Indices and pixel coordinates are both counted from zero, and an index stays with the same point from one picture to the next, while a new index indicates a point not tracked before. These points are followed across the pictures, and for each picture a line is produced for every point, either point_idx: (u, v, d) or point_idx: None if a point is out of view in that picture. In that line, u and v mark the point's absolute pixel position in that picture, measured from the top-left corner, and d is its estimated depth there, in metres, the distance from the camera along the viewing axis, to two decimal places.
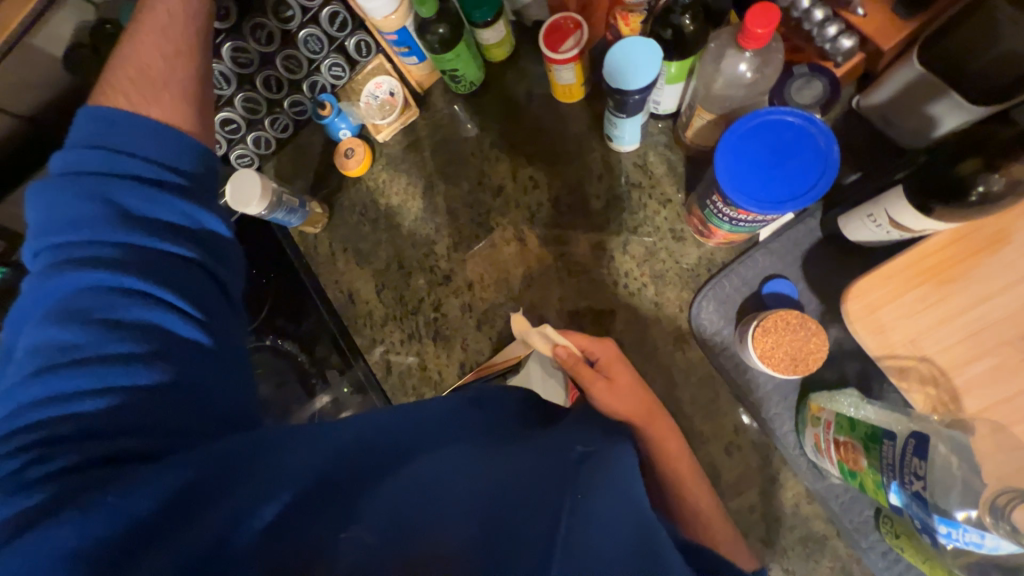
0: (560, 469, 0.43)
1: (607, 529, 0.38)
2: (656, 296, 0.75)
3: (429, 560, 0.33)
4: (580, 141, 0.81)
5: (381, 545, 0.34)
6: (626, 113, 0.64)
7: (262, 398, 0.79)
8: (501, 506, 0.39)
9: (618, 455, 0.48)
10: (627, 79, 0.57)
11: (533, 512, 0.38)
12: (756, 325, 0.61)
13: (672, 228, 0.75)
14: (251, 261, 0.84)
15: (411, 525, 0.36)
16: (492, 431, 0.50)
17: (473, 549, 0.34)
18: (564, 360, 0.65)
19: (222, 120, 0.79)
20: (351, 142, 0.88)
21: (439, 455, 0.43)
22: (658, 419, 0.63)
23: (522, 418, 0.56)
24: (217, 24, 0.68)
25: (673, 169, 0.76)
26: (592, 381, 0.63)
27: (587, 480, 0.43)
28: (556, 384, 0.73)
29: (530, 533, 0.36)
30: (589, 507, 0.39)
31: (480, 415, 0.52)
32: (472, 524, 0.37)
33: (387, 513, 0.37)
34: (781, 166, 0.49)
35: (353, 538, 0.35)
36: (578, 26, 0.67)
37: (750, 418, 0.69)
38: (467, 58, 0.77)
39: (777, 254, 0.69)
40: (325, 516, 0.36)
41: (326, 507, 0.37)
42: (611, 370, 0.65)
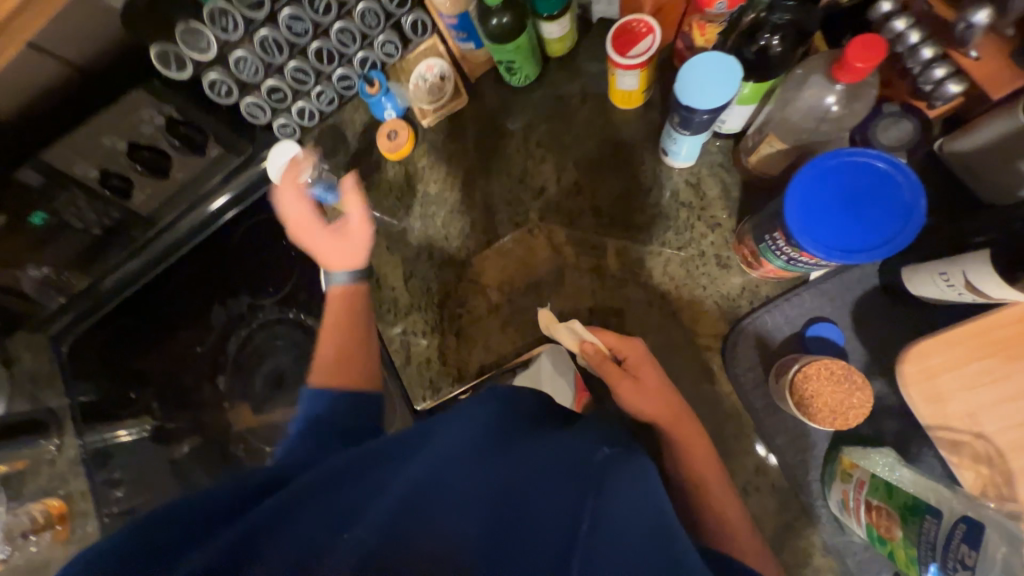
0: (568, 487, 0.45)
1: (624, 521, 0.41)
2: (692, 322, 0.72)
3: (432, 553, 0.35)
4: (632, 149, 0.77)
5: (381, 542, 0.35)
6: (690, 131, 0.61)
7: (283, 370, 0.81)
8: (504, 509, 0.41)
9: (625, 469, 0.49)
10: (698, 98, 0.54)
11: (549, 532, 0.39)
12: (797, 369, 0.58)
13: (719, 253, 0.72)
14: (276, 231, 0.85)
15: (416, 521, 0.38)
16: (495, 431, 0.52)
17: (472, 547, 0.37)
18: (590, 355, 0.66)
19: (268, 88, 0.78)
20: (395, 125, 0.86)
21: (440, 454, 0.46)
22: (683, 441, 0.62)
23: (532, 422, 0.57)
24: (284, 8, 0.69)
25: (727, 192, 0.72)
26: (619, 380, 0.64)
27: (601, 495, 0.44)
28: (565, 385, 0.76)
29: (541, 556, 0.37)
30: (606, 508, 0.43)
31: (482, 422, 0.53)
32: (472, 524, 0.39)
33: (390, 512, 0.38)
34: (856, 214, 0.46)
35: (355, 536, 0.36)
36: (651, 30, 0.63)
37: (767, 450, 0.67)
38: (526, 52, 0.74)
39: (826, 295, 0.65)
40: (323, 512, 0.38)
41: (342, 489, 0.41)
42: (639, 370, 0.65)
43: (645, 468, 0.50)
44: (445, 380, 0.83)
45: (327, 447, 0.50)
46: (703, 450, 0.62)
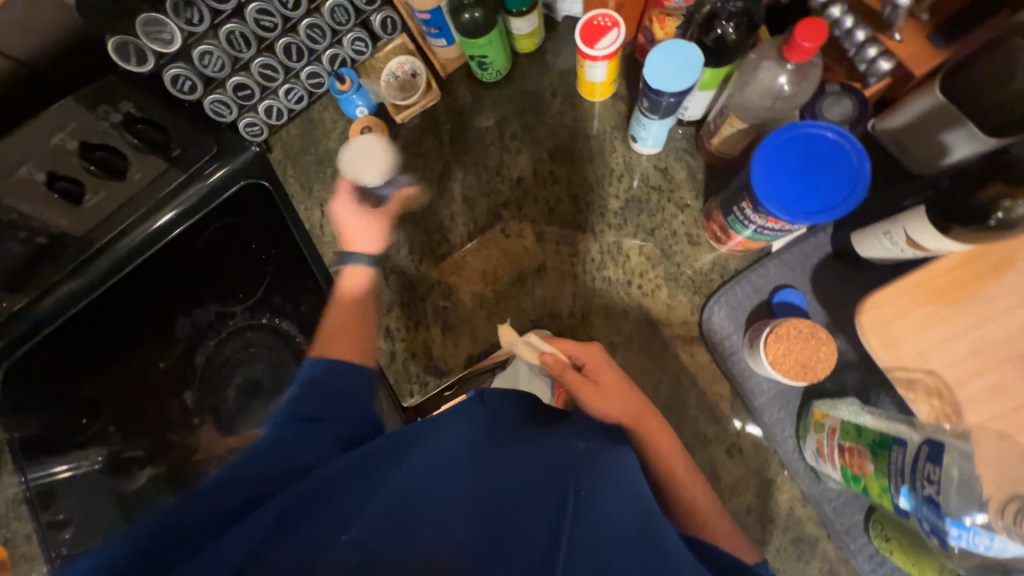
0: (552, 484, 0.47)
1: (605, 517, 0.44)
2: (669, 298, 0.76)
3: (427, 560, 0.40)
4: (603, 139, 0.81)
5: (379, 546, 0.41)
6: (658, 114, 0.65)
7: None
8: (490, 508, 0.46)
9: (606, 459, 0.50)
10: (664, 80, 0.58)
11: (528, 533, 0.43)
12: (769, 331, 0.63)
13: (689, 232, 0.76)
14: (253, 234, 0.90)
15: (405, 533, 0.43)
16: (495, 425, 0.55)
17: (466, 553, 0.41)
18: (551, 366, 0.64)
19: (234, 85, 0.78)
20: (367, 121, 0.85)
21: (432, 457, 0.49)
22: (658, 429, 0.61)
23: (522, 416, 0.58)
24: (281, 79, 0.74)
25: (692, 175, 0.77)
26: (580, 387, 0.62)
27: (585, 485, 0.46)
28: (542, 385, 0.77)
29: (524, 558, 0.41)
30: (590, 500, 0.45)
31: (484, 411, 0.56)
32: (467, 529, 0.44)
33: (383, 518, 0.43)
34: (811, 179, 0.51)
35: (352, 541, 0.41)
36: (616, 24, 0.66)
37: (741, 422, 0.71)
38: (497, 47, 0.76)
39: (788, 264, 0.71)
40: (314, 526, 0.43)
41: (340, 490, 0.46)
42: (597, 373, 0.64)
43: (625, 457, 0.51)
44: (430, 374, 0.82)
45: (307, 432, 0.51)
46: (670, 439, 0.61)
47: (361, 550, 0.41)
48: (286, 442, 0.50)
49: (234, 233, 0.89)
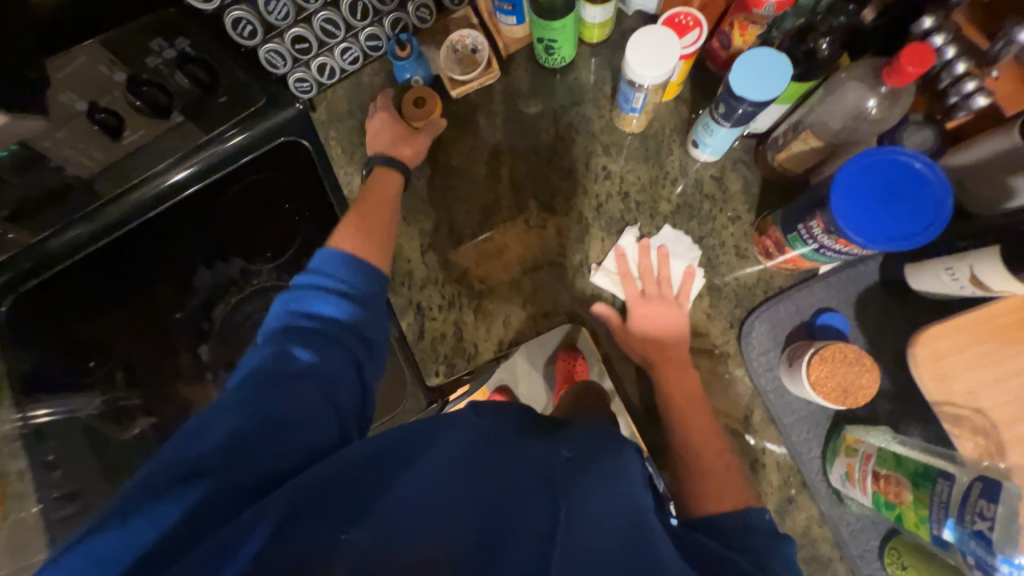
0: (541, 492, 0.44)
1: (602, 512, 0.42)
2: (710, 308, 0.75)
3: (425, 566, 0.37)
4: (661, 139, 0.80)
5: (377, 546, 0.39)
6: (730, 123, 0.64)
7: None
8: (487, 517, 0.42)
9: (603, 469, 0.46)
10: (746, 88, 0.57)
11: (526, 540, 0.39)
12: (813, 352, 0.63)
13: (738, 245, 0.76)
14: (286, 193, 0.89)
15: (401, 544, 0.39)
16: (492, 433, 0.50)
17: (466, 556, 0.39)
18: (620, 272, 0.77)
19: (293, 36, 0.76)
20: (420, 91, 0.81)
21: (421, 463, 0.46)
22: (673, 364, 0.71)
23: (524, 426, 0.53)
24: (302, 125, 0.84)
25: (748, 187, 0.76)
26: (633, 299, 0.75)
27: (580, 485, 0.44)
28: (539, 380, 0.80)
29: (522, 552, 0.38)
30: (586, 499, 0.43)
31: (481, 425, 0.51)
32: (462, 533, 0.40)
33: (383, 523, 0.40)
34: (892, 208, 0.51)
35: (352, 542, 0.39)
36: (698, 24, 0.65)
37: (755, 439, 0.71)
38: (569, 33, 0.75)
39: (834, 288, 0.71)
40: (310, 527, 0.39)
41: (328, 499, 0.42)
42: (663, 304, 0.74)
43: (624, 458, 0.48)
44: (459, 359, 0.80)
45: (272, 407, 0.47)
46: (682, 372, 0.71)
47: (358, 551, 0.38)
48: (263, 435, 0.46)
49: (265, 189, 0.88)
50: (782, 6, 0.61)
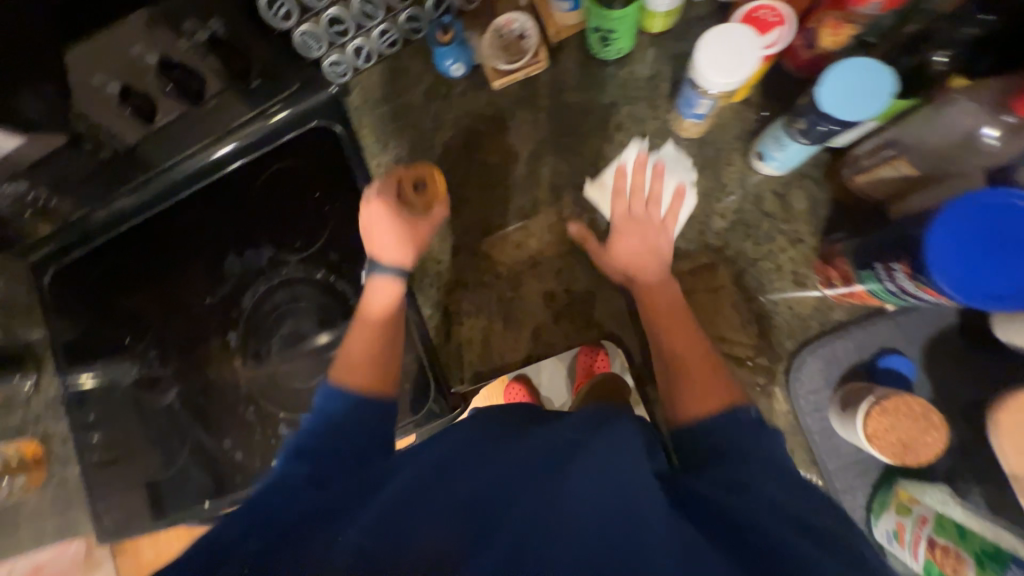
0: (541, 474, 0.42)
1: (588, 493, 0.38)
2: (757, 337, 0.70)
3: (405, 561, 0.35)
4: (721, 147, 0.72)
5: (367, 545, 0.37)
6: (807, 139, 0.56)
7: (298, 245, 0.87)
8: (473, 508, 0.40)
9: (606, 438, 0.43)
10: (837, 104, 0.49)
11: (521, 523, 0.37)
12: (874, 402, 0.58)
13: (796, 271, 0.69)
14: (317, 183, 0.86)
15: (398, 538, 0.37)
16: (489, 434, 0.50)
17: (452, 543, 0.36)
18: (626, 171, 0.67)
19: (329, 18, 0.75)
20: (415, 174, 0.70)
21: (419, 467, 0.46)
22: (655, 286, 0.65)
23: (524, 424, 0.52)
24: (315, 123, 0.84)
25: (814, 208, 0.69)
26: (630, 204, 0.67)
27: (568, 468, 0.41)
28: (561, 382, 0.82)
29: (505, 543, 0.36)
30: (573, 481, 0.39)
31: (482, 426, 0.52)
32: (446, 522, 0.38)
33: (375, 520, 0.39)
34: (990, 257, 0.44)
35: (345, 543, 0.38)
36: (781, 21, 0.57)
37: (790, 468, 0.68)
38: (629, 24, 0.67)
39: (901, 328, 0.64)
40: (311, 538, 0.39)
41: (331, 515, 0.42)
42: (648, 223, 0.67)
43: (619, 429, 0.43)
44: (485, 368, 0.78)
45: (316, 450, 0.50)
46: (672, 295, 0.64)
47: (353, 550, 0.37)
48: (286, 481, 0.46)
49: (299, 178, 0.87)
50: (891, 3, 0.54)
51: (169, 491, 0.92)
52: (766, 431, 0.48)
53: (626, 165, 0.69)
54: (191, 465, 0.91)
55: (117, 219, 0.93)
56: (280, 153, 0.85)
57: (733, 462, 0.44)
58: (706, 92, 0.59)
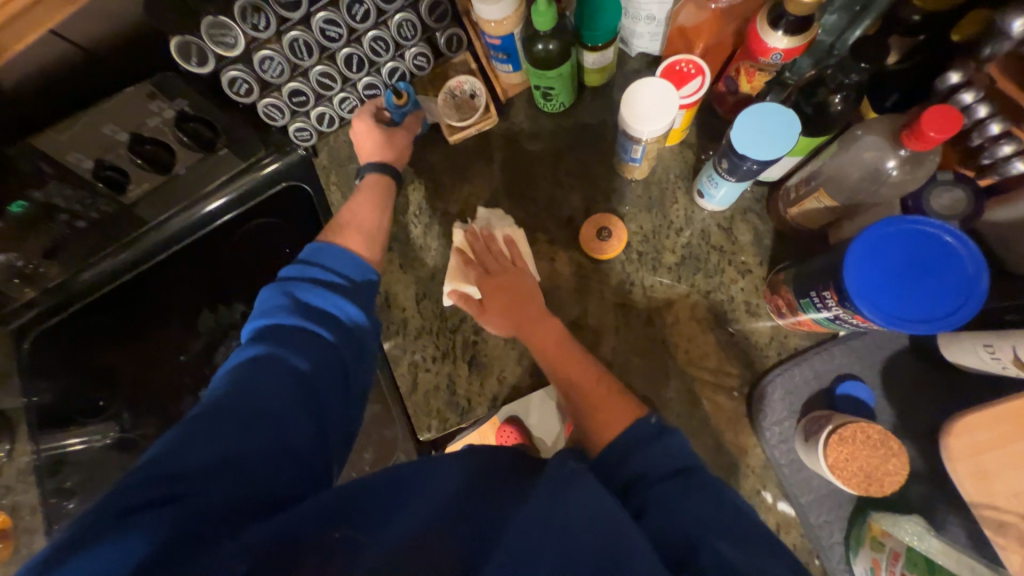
0: (527, 510, 0.43)
1: None
2: (717, 368, 0.70)
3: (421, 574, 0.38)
4: (666, 188, 0.75)
5: None
6: (735, 178, 0.60)
7: (242, 289, 0.92)
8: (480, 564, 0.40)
9: (585, 485, 0.44)
10: (755, 146, 0.53)
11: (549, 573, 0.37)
12: (831, 431, 0.57)
13: (747, 300, 0.70)
14: (286, 239, 0.90)
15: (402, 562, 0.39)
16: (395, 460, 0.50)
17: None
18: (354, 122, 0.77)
19: (290, 90, 0.73)
20: (606, 221, 0.74)
21: (415, 478, 0.48)
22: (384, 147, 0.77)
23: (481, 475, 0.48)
24: (284, 184, 0.89)
25: (759, 239, 0.71)
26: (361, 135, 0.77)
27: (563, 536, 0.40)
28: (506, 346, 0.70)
29: None
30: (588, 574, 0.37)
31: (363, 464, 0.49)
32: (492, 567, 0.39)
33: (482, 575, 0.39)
34: (913, 282, 0.46)
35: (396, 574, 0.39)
36: (701, 72, 0.62)
37: (777, 500, 0.66)
38: (565, 80, 0.72)
39: (856, 352, 0.65)
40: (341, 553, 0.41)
41: (349, 513, 0.45)
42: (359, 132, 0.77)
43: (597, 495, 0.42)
44: (451, 413, 0.79)
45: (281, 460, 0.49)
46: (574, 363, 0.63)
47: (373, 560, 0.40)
48: (242, 377, 0.53)
49: (272, 235, 0.91)
50: (792, 54, 0.57)
51: None
52: (665, 432, 0.50)
53: (437, 183, 0.84)
54: None
55: (93, 285, 0.94)
56: (251, 213, 0.90)
57: (683, 498, 0.44)
58: (637, 139, 0.62)
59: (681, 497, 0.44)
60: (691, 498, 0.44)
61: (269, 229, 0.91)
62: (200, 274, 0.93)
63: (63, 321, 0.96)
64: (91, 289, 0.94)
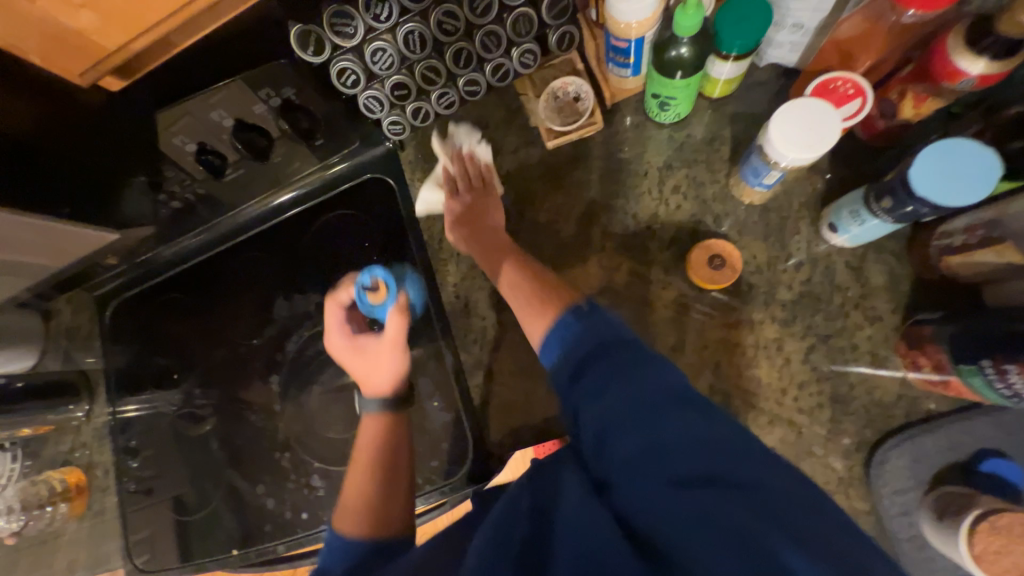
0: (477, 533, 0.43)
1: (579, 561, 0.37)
2: (831, 422, 0.63)
3: None
4: (788, 216, 0.68)
5: None
6: (891, 219, 0.53)
7: (317, 278, 0.91)
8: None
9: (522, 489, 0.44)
10: (941, 192, 0.45)
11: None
12: (981, 517, 0.50)
13: (874, 351, 0.63)
14: (366, 234, 0.88)
15: None
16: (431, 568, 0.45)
17: None
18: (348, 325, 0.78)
19: (393, 83, 0.70)
20: (718, 247, 0.68)
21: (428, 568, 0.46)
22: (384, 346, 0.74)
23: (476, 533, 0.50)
24: (370, 176, 0.87)
25: (894, 285, 0.63)
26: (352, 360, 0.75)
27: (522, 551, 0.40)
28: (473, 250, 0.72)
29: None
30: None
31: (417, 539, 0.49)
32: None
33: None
34: None
35: None
36: (861, 93, 0.55)
37: None
38: (690, 91, 0.66)
39: (1006, 426, 0.57)
40: None
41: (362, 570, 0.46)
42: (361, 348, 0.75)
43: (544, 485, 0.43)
44: (526, 431, 0.76)
45: None
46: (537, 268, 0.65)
47: None
48: None
49: (352, 227, 0.89)
50: (986, 82, 0.50)
51: (198, 533, 0.91)
52: (593, 316, 0.47)
53: (529, 188, 0.79)
54: (220, 509, 0.90)
55: (175, 261, 0.96)
56: (332, 203, 0.89)
57: (604, 373, 0.42)
58: (777, 164, 0.56)
59: (604, 381, 0.42)
60: (603, 386, 0.42)
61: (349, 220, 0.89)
62: (276, 259, 0.92)
63: (144, 292, 0.98)
64: (174, 263, 0.96)
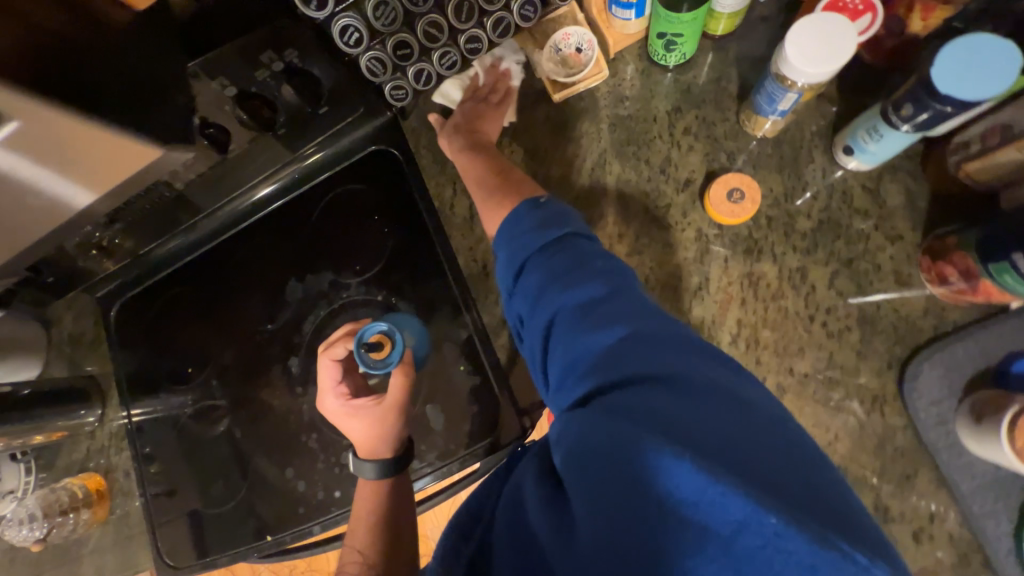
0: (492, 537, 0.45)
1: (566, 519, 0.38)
2: (861, 343, 0.64)
3: None
4: (802, 147, 0.69)
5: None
6: (910, 129, 0.53)
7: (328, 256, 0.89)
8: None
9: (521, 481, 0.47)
10: (963, 85, 0.46)
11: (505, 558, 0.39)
12: (1021, 412, 0.51)
13: (898, 269, 0.64)
14: (376, 207, 0.86)
15: None
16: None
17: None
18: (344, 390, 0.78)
19: (396, 42, 0.69)
20: (736, 180, 0.68)
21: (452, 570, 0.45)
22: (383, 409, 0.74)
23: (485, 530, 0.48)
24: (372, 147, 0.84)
25: (912, 203, 0.64)
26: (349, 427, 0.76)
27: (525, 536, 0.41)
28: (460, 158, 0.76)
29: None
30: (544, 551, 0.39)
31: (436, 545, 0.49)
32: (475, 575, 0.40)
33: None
34: None
35: None
36: (869, 8, 0.56)
37: (931, 488, 0.60)
38: (697, 26, 0.66)
39: None
40: None
41: None
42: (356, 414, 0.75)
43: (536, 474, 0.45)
44: None
45: None
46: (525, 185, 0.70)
47: None
48: None
49: (358, 201, 0.87)
50: None
51: (230, 525, 0.89)
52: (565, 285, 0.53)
53: (538, 144, 0.79)
54: (251, 498, 0.88)
55: (175, 257, 0.93)
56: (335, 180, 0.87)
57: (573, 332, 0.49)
58: (791, 84, 0.57)
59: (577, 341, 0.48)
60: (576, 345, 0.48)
61: (355, 195, 0.87)
62: (282, 242, 0.90)
63: (145, 292, 0.95)
64: (173, 259, 0.93)
